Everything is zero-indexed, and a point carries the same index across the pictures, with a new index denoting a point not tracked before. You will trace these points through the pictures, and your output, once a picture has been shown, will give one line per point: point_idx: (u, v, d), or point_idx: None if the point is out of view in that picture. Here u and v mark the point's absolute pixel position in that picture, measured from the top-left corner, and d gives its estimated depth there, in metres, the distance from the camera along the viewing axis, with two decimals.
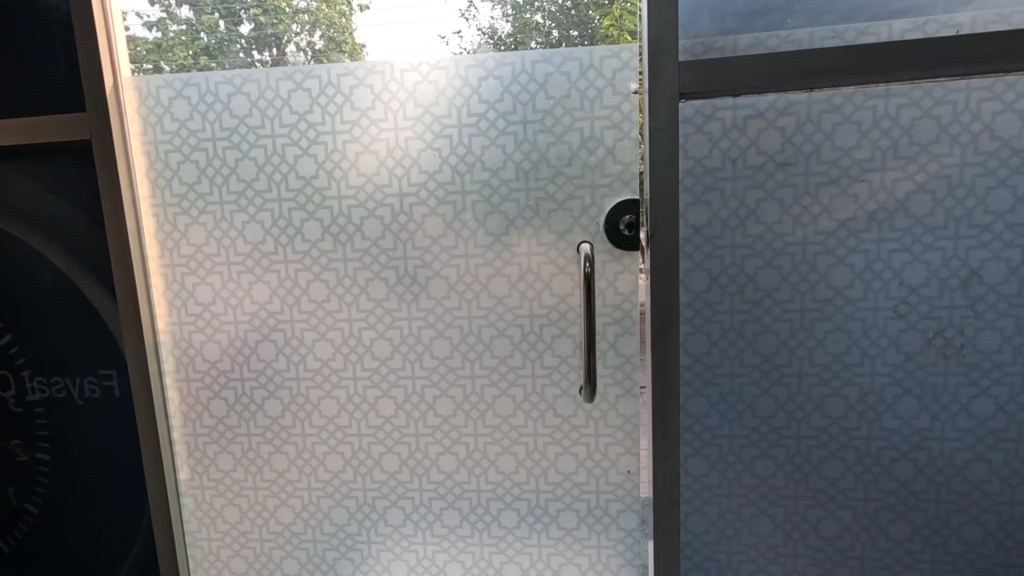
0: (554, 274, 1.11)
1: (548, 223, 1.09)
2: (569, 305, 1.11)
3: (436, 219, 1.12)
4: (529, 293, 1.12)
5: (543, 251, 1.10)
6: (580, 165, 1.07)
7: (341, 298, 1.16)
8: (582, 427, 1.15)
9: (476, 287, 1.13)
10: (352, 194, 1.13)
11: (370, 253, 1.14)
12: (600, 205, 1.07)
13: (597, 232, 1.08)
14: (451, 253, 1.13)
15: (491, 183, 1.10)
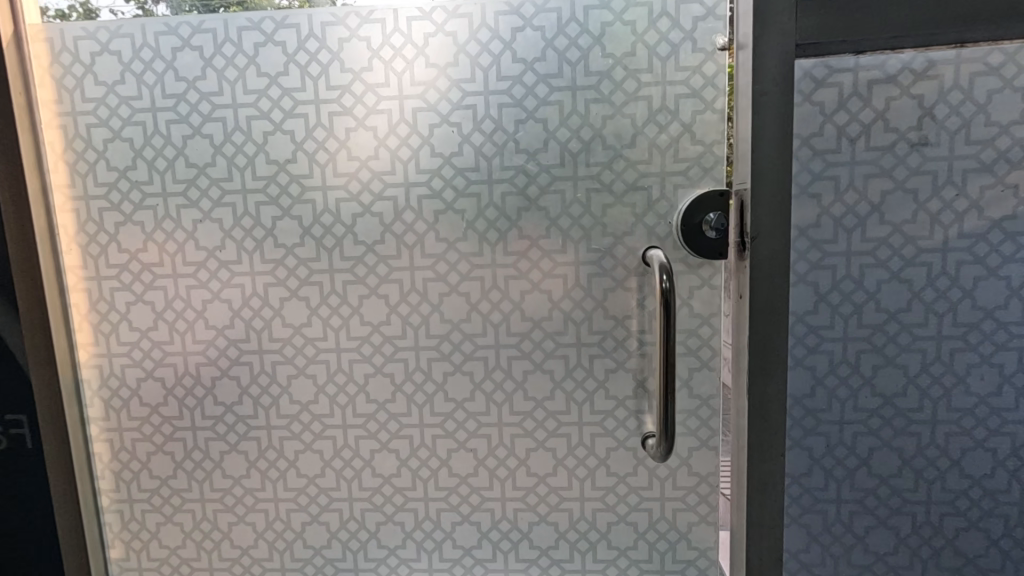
0: (608, 290, 0.84)
1: (602, 223, 0.83)
2: (628, 331, 0.85)
3: (453, 218, 0.85)
4: (576, 315, 0.85)
5: (595, 261, 0.84)
6: (646, 147, 0.81)
7: (324, 322, 0.88)
8: (643, 489, 0.88)
9: (506, 308, 0.86)
10: (340, 184, 0.85)
11: (364, 262, 0.86)
12: (672, 199, 0.82)
13: (667, 234, 0.82)
14: (472, 263, 0.86)
15: (527, 170, 0.83)
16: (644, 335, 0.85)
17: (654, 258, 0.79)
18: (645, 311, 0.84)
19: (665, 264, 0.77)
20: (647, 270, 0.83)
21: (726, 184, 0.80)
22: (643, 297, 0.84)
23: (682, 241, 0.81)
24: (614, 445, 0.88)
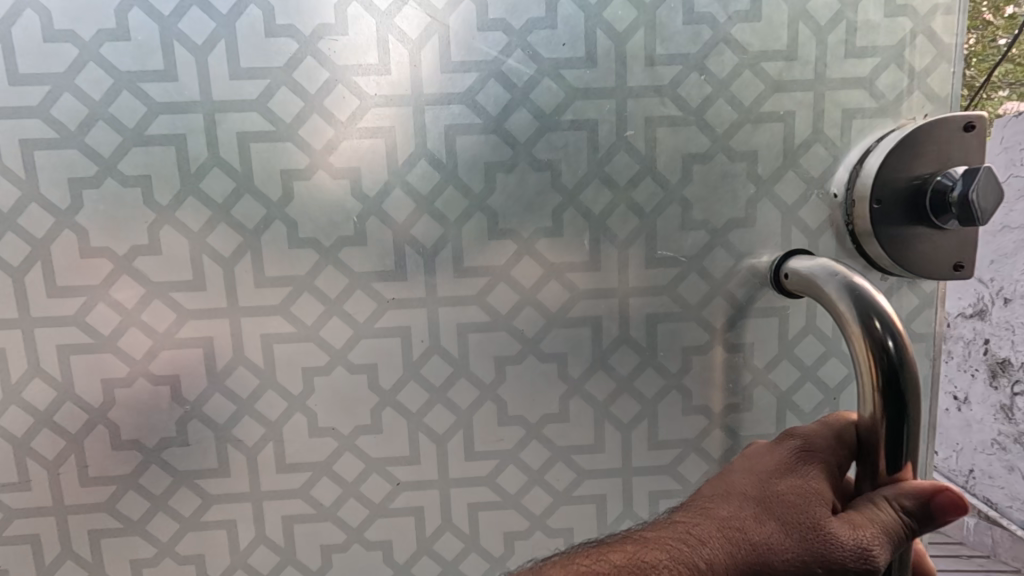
0: (691, 351, 0.38)
1: (679, 200, 0.36)
2: (730, 437, 0.39)
3: (331, 191, 0.35)
4: (621, 409, 0.38)
5: (664, 287, 0.37)
6: (783, 21, 0.35)
7: (17, 447, 0.36)
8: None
9: (462, 398, 0.38)
10: (33, 106, 0.33)
11: (111, 301, 0.35)
12: (839, 142, 0.36)
13: (823, 225, 0.37)
14: (380, 299, 0.36)
15: (507, 76, 0.35)
16: None
17: (833, 288, 0.32)
18: (768, 395, 0.39)
19: (881, 308, 0.30)
20: (777, 305, 0.38)
21: (959, 108, 0.36)
22: (765, 365, 0.39)
23: (876, 241, 0.35)
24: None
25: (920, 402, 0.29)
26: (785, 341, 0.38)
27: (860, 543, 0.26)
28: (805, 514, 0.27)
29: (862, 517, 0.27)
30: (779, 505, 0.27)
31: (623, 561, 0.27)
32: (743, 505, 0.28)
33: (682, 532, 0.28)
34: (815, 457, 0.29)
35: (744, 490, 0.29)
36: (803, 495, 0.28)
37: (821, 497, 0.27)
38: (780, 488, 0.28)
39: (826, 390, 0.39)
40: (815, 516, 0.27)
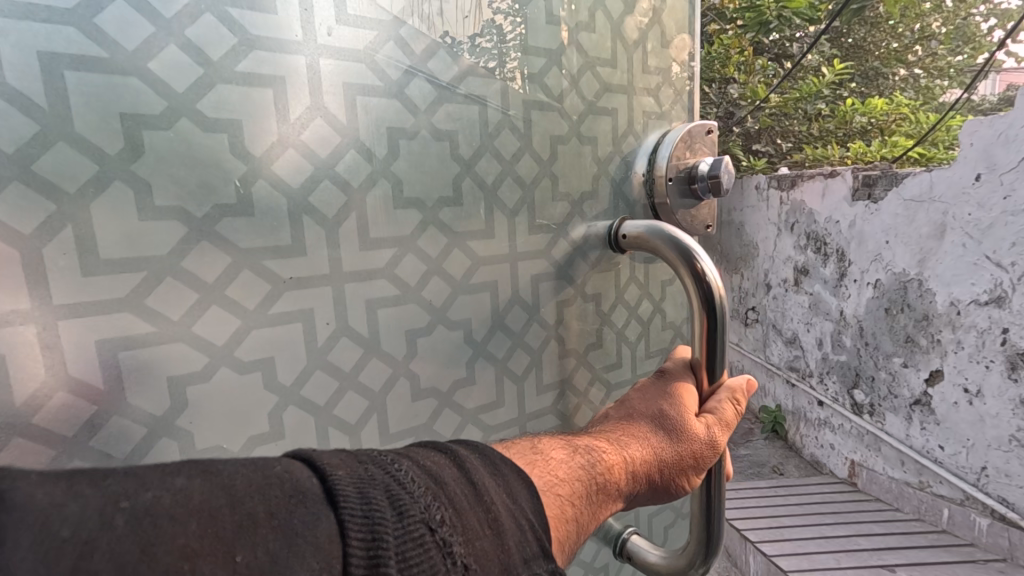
0: (562, 305, 0.45)
1: (550, 175, 0.42)
2: (590, 369, 0.48)
3: (202, 146, 0.28)
4: (516, 364, 0.42)
5: (542, 252, 0.43)
6: (607, 35, 0.45)
7: None
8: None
9: (374, 380, 0.35)
10: None
11: None
12: (642, 136, 0.49)
13: (638, 199, 0.49)
14: (276, 279, 0.31)
15: (404, 42, 0.34)
16: (606, 372, 0.50)
17: (660, 242, 0.42)
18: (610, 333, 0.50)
19: (701, 260, 0.40)
20: (612, 260, 0.48)
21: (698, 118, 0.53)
22: (607, 310, 0.49)
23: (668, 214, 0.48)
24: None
25: (728, 328, 0.40)
26: (619, 288, 0.50)
27: (712, 439, 0.38)
28: (683, 417, 0.38)
29: (713, 417, 0.39)
30: (666, 415, 0.38)
31: (581, 457, 0.32)
32: (643, 420, 0.37)
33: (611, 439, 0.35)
34: (675, 380, 0.40)
35: (640, 411, 0.38)
36: (678, 406, 0.38)
37: (688, 406, 0.39)
38: (663, 404, 0.38)
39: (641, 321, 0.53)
40: (688, 419, 0.38)
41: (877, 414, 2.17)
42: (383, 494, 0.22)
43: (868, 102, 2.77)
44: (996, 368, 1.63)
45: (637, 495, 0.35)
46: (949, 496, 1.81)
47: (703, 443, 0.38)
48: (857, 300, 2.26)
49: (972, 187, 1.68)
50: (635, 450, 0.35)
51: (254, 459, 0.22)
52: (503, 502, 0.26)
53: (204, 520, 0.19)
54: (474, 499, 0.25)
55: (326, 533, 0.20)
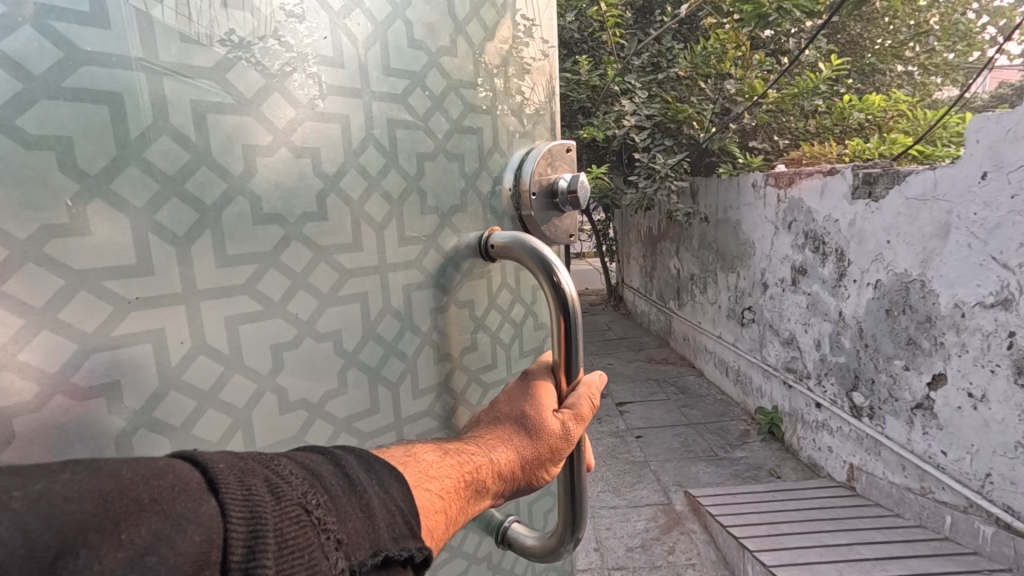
0: (435, 298, 0.60)
1: (417, 190, 0.56)
2: (456, 345, 0.64)
3: (41, 174, 0.34)
4: (387, 368, 0.56)
5: (411, 262, 0.56)
6: (451, 92, 0.60)
7: None
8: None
9: (240, 392, 0.44)
10: None
11: None
12: (506, 156, 0.68)
13: (504, 209, 0.68)
14: (118, 301, 0.37)
15: (231, 85, 0.41)
16: (468, 344, 0.66)
17: (524, 250, 0.59)
18: (483, 335, 0.69)
19: (561, 276, 0.56)
20: (484, 259, 0.65)
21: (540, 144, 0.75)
22: (480, 314, 0.68)
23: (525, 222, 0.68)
24: (441, 560, 0.67)
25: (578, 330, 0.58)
26: (491, 295, 0.69)
27: (564, 429, 0.56)
28: (539, 420, 0.55)
29: (566, 413, 0.57)
30: (526, 421, 0.55)
31: (460, 457, 0.49)
32: (511, 425, 0.55)
33: (486, 444, 0.52)
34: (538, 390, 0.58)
35: (511, 419, 0.55)
36: (536, 413, 0.55)
37: (545, 410, 0.56)
38: (526, 412, 0.55)
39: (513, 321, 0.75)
40: (543, 419, 0.55)
41: (876, 418, 2.13)
42: (263, 491, 0.33)
43: (868, 98, 3.05)
44: (1003, 372, 1.57)
45: (508, 481, 0.52)
46: (953, 504, 1.75)
47: (556, 434, 0.56)
48: (856, 300, 2.22)
49: (983, 168, 1.61)
50: (502, 449, 0.52)
51: (142, 470, 0.30)
52: (375, 494, 0.39)
53: (97, 506, 0.28)
54: (352, 499, 0.37)
55: (208, 512, 0.30)
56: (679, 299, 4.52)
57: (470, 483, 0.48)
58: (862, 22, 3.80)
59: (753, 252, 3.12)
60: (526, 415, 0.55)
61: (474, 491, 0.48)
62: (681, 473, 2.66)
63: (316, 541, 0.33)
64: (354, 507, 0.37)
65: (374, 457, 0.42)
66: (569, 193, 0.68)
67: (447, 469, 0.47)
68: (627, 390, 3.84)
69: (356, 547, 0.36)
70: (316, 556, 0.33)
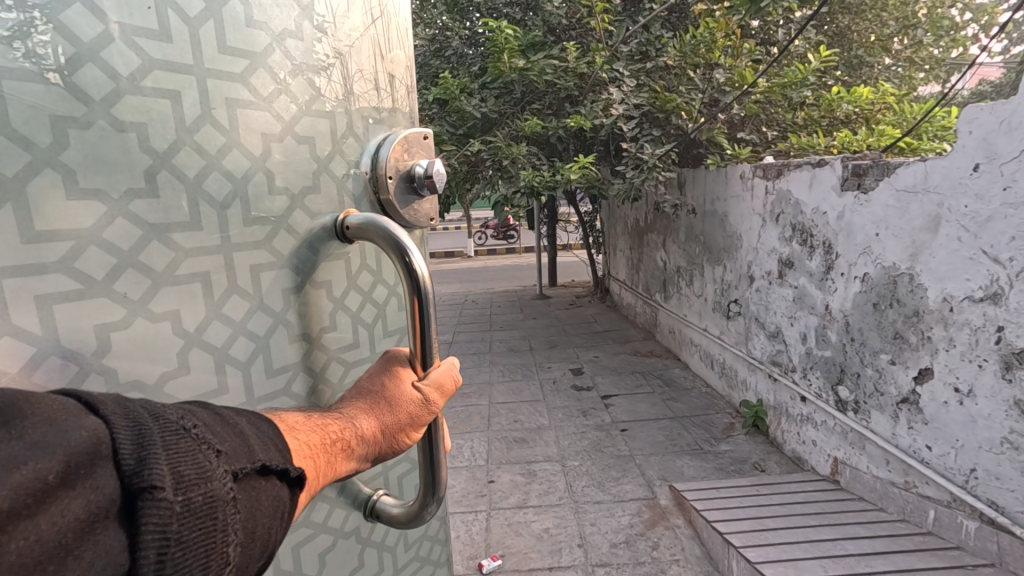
0: (285, 282, 0.59)
1: (263, 170, 0.57)
2: (314, 328, 0.64)
3: None
4: (236, 349, 0.55)
5: (260, 242, 0.56)
6: (299, 74, 0.60)
7: None
8: (359, 568, 0.75)
9: (54, 378, 0.41)
10: None
11: None
12: (361, 142, 0.70)
13: (361, 194, 0.69)
14: None
15: (33, 53, 0.40)
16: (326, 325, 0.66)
17: (378, 233, 0.61)
18: (344, 314, 0.69)
19: (413, 256, 0.59)
20: (339, 244, 0.65)
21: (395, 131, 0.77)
22: (339, 295, 0.68)
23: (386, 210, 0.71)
24: (303, 537, 0.64)
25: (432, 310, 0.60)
26: (350, 277, 0.70)
27: (426, 404, 0.58)
28: (401, 394, 0.57)
29: (429, 390, 0.58)
30: (387, 396, 0.56)
31: (318, 425, 0.50)
32: (372, 400, 0.56)
33: (346, 415, 0.53)
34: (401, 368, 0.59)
35: (372, 395, 0.56)
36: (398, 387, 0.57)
37: (406, 384, 0.58)
38: (388, 388, 0.57)
39: (375, 303, 0.76)
40: (405, 392, 0.57)
41: (862, 412, 2.12)
42: (143, 408, 0.36)
43: (856, 89, 2.99)
44: (991, 367, 1.56)
45: (367, 450, 0.53)
46: (937, 498, 1.74)
47: (417, 408, 0.57)
48: (844, 294, 2.20)
49: (977, 159, 1.58)
50: (364, 420, 0.54)
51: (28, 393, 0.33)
52: (249, 427, 0.42)
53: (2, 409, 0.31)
54: (225, 427, 0.40)
55: (97, 421, 0.33)
56: (665, 292, 4.50)
57: (327, 447, 0.49)
58: (849, 13, 3.74)
59: (740, 244, 3.09)
60: (387, 391, 0.57)
61: (335, 452, 0.50)
62: (665, 467, 2.64)
63: (197, 446, 0.36)
64: (228, 431, 0.40)
65: (236, 410, 0.44)
66: (427, 176, 0.72)
67: (303, 435, 0.48)
68: (613, 383, 3.81)
69: (236, 458, 0.38)
70: (200, 457, 0.36)
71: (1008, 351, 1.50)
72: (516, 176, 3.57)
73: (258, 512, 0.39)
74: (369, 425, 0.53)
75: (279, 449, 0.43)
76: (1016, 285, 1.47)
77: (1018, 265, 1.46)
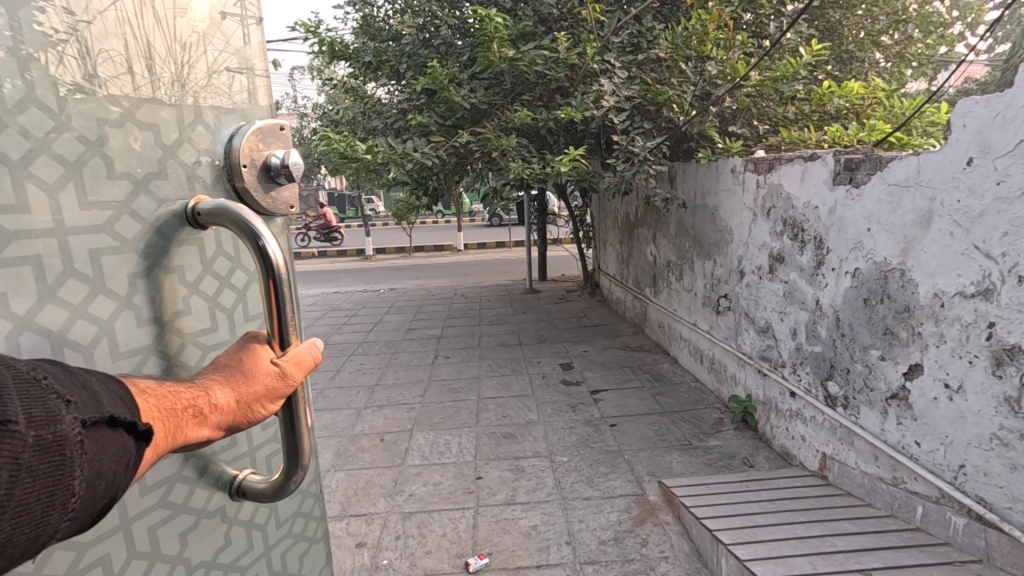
0: (132, 267, 0.62)
1: (102, 156, 0.59)
2: (169, 313, 0.66)
3: None
4: (78, 332, 0.57)
5: (101, 227, 0.59)
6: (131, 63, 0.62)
7: None
8: (227, 547, 0.78)
9: None
10: None
11: None
12: (212, 130, 0.71)
13: (216, 182, 0.71)
14: None
15: None
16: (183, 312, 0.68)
17: (233, 222, 0.64)
18: (201, 300, 0.70)
19: (267, 241, 0.63)
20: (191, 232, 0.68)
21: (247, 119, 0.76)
22: (194, 281, 0.70)
23: (241, 199, 0.72)
24: (161, 517, 0.68)
25: (287, 292, 0.65)
26: (206, 263, 0.71)
27: (281, 378, 0.65)
28: (257, 369, 0.64)
29: (286, 365, 0.65)
30: (244, 371, 0.63)
31: (171, 394, 0.57)
32: (229, 374, 0.63)
33: (200, 388, 0.60)
34: (260, 346, 0.66)
35: (230, 369, 0.63)
36: (254, 363, 0.64)
37: (263, 360, 0.65)
38: (245, 363, 0.64)
39: (235, 289, 0.77)
40: (261, 367, 0.64)
41: (850, 408, 2.12)
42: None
43: (847, 83, 2.96)
44: (981, 363, 1.55)
45: (220, 419, 0.60)
46: (924, 495, 1.74)
47: (272, 381, 0.64)
48: (834, 289, 2.19)
49: (970, 153, 1.56)
50: (218, 391, 0.60)
51: None
52: (99, 384, 0.49)
53: None
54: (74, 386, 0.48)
55: None
56: (655, 287, 4.48)
57: (177, 412, 0.56)
58: (840, 8, 3.72)
59: (730, 239, 3.08)
60: (244, 366, 0.64)
61: (185, 417, 0.57)
62: (654, 462, 2.62)
63: (48, 397, 0.44)
64: (77, 385, 0.48)
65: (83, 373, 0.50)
66: (282, 168, 0.70)
67: (155, 401, 0.55)
68: (602, 378, 3.80)
69: (83, 411, 0.46)
70: (50, 405, 0.44)
71: (998, 347, 1.49)
72: (506, 169, 3.51)
73: (104, 458, 0.47)
74: (223, 393, 0.60)
75: (127, 404, 0.51)
76: (1008, 281, 1.46)
77: (1010, 260, 1.45)
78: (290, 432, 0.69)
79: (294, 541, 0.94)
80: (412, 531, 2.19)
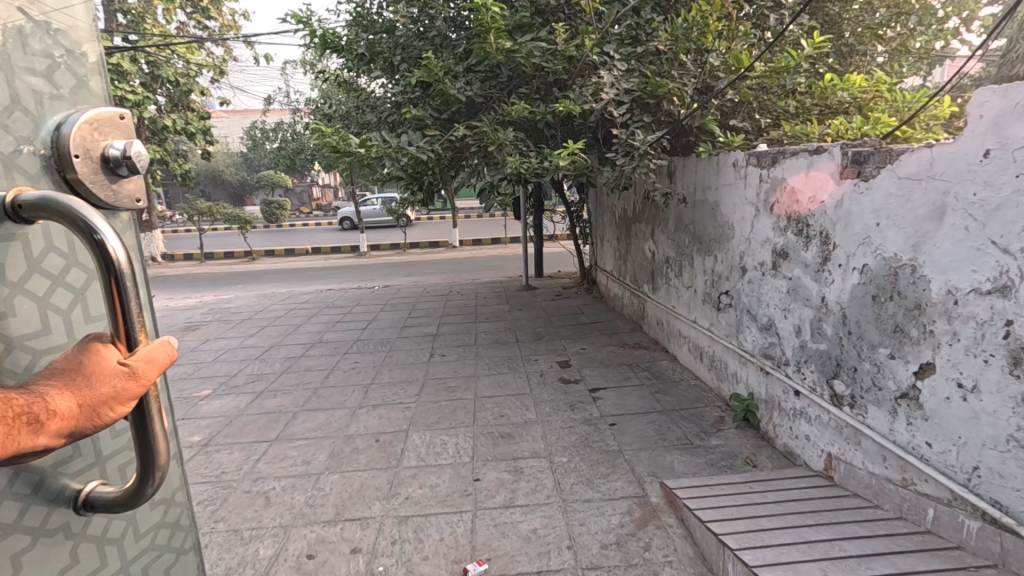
0: None
1: None
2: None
3: None
4: None
5: None
6: None
7: None
8: (75, 565, 0.72)
9: None
10: None
11: None
12: (37, 118, 0.68)
13: (41, 173, 0.67)
14: None
15: None
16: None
17: (69, 214, 0.59)
18: (26, 300, 0.66)
19: (104, 235, 0.59)
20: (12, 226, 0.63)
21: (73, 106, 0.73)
22: (16, 280, 0.65)
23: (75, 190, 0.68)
24: None
25: (131, 287, 0.61)
26: (31, 262, 0.67)
27: (128, 378, 0.60)
28: (99, 371, 0.59)
29: (133, 365, 0.60)
30: (84, 374, 0.59)
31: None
32: (65, 380, 0.58)
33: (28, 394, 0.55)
34: (106, 347, 0.61)
35: (68, 373, 0.59)
36: (97, 364, 0.60)
37: (107, 360, 0.60)
38: (88, 366, 0.59)
39: (70, 288, 0.73)
40: (105, 368, 0.59)
41: (857, 407, 2.07)
42: None
43: (848, 77, 2.89)
44: (997, 362, 1.50)
45: (54, 426, 0.56)
46: (936, 497, 1.69)
47: (116, 383, 0.60)
48: (840, 285, 2.14)
49: (987, 145, 1.50)
50: (52, 398, 0.56)
51: None
52: None
53: None
54: None
55: None
56: (654, 283, 4.43)
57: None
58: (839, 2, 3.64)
59: (732, 235, 3.02)
60: (85, 369, 0.59)
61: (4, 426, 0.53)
62: (655, 463, 2.57)
63: None
64: None
65: None
66: (123, 157, 0.69)
67: None
68: (601, 376, 3.74)
69: None
70: None
71: (1016, 345, 1.44)
72: (502, 163, 3.44)
73: None
74: (63, 398, 0.57)
75: None
76: None
77: None
78: (142, 434, 0.65)
79: (160, 555, 0.88)
80: (408, 536, 2.13)
